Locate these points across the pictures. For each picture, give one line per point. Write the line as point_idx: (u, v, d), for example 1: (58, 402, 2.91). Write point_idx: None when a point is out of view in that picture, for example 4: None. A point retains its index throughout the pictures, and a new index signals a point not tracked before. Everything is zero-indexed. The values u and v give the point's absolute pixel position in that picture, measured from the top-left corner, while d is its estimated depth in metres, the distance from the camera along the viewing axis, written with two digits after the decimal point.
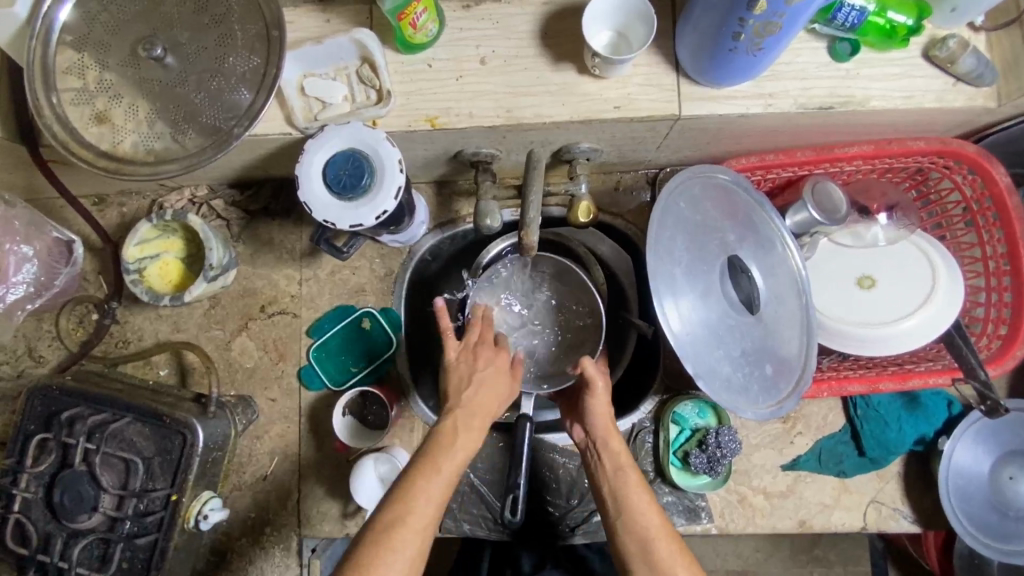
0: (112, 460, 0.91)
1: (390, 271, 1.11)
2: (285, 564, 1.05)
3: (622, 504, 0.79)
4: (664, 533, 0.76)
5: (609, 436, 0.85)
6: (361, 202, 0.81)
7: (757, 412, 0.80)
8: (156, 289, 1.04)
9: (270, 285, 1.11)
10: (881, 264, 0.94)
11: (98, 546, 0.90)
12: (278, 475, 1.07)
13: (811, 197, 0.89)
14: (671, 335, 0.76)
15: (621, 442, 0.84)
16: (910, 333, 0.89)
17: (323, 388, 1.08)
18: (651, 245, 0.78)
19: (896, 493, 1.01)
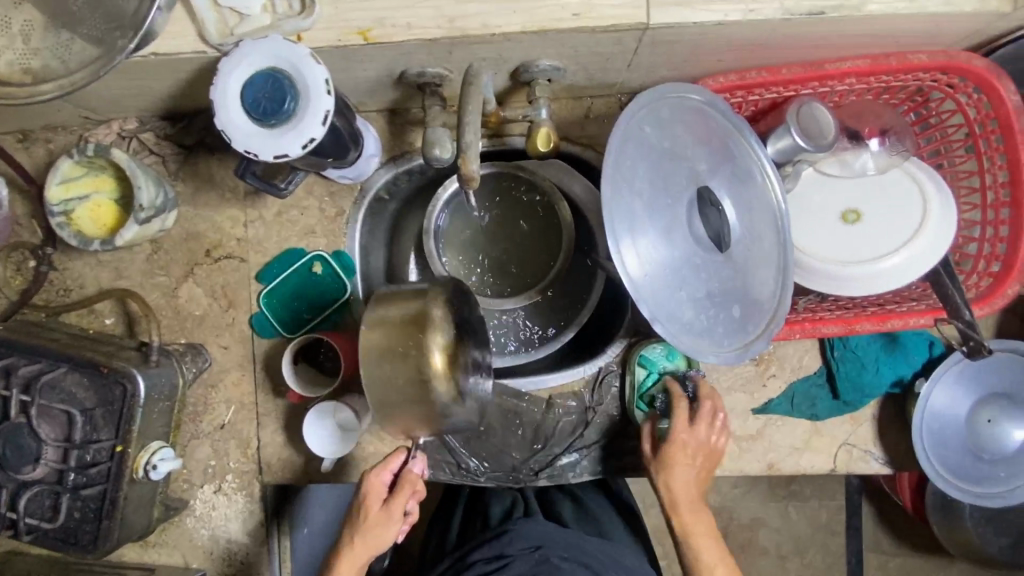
0: (53, 412, 0.88)
1: (341, 211, 1.03)
2: (250, 509, 1.05)
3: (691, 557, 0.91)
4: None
5: (676, 505, 0.91)
6: (284, 129, 0.72)
7: (721, 356, 0.74)
8: (87, 233, 0.96)
9: (214, 228, 1.04)
10: (868, 196, 0.87)
11: (47, 497, 0.89)
12: (236, 423, 1.04)
13: (795, 122, 0.80)
14: (629, 281, 0.68)
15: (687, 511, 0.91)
16: (894, 271, 0.82)
17: (276, 335, 1.03)
18: (609, 175, 0.67)
19: (868, 435, 0.98)
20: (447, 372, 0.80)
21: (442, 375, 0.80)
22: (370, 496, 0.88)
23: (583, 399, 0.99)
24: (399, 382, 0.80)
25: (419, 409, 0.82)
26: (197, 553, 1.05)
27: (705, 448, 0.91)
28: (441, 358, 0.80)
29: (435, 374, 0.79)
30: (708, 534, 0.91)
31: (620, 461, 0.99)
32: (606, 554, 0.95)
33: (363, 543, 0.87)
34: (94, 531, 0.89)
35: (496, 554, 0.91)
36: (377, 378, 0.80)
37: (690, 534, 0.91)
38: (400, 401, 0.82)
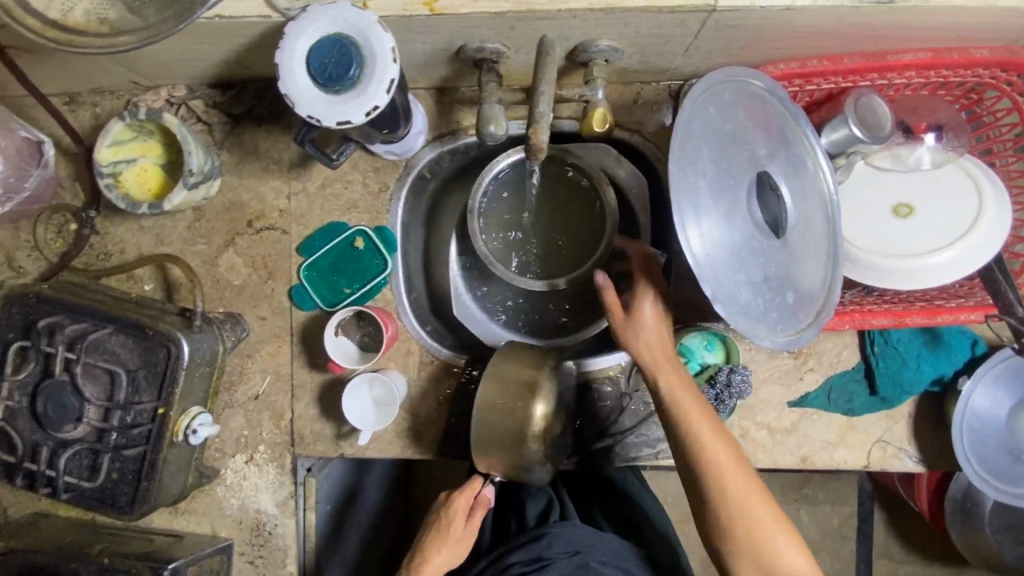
0: (96, 371, 0.88)
1: (384, 187, 1.03)
2: (279, 481, 1.05)
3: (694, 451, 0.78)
4: (753, 502, 0.77)
5: (696, 430, 0.78)
6: (349, 96, 0.72)
7: (775, 341, 0.73)
8: (133, 196, 0.96)
9: (257, 198, 1.04)
10: (920, 192, 0.87)
11: (87, 456, 0.89)
12: (270, 394, 1.04)
13: (853, 112, 0.80)
14: (692, 258, 0.68)
15: (708, 428, 0.78)
16: (945, 266, 0.82)
17: (315, 307, 1.03)
18: (675, 151, 0.68)
19: (903, 433, 0.98)
20: (543, 432, 0.87)
21: (537, 431, 0.86)
22: (457, 516, 0.89)
23: (619, 384, 1.00)
24: (502, 429, 0.87)
25: (501, 457, 0.88)
26: (225, 522, 1.05)
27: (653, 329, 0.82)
28: (542, 421, 0.86)
29: (533, 432, 0.86)
30: (718, 435, 0.79)
31: (656, 450, 0.97)
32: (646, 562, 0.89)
33: (445, 559, 0.87)
34: (131, 491, 0.89)
35: (535, 557, 0.84)
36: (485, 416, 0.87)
37: (693, 441, 0.78)
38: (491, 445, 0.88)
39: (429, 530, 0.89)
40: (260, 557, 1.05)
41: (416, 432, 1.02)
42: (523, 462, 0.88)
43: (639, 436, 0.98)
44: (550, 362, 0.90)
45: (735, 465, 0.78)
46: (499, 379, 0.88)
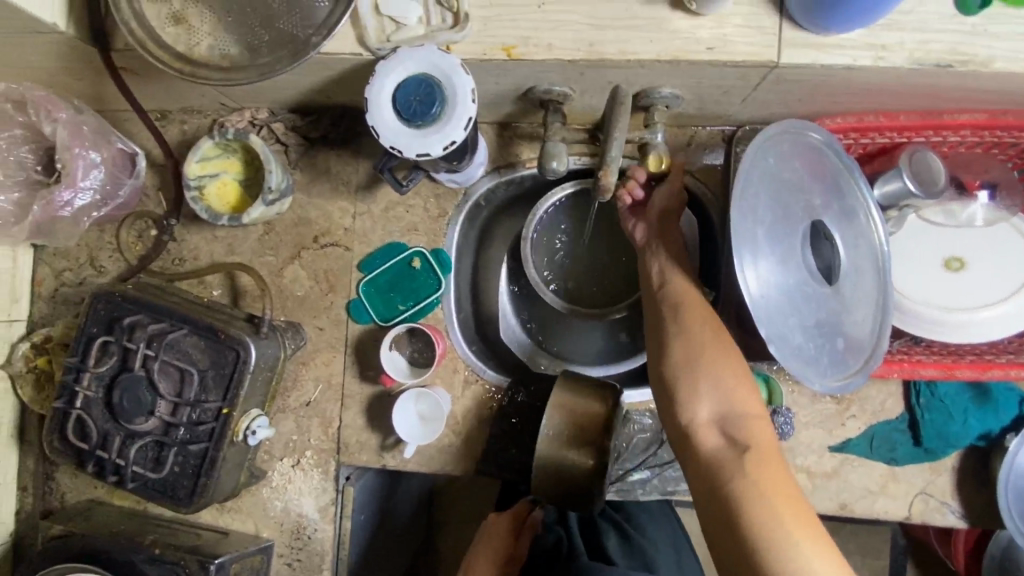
0: (169, 369, 0.94)
1: (443, 212, 1.08)
2: (322, 487, 1.09)
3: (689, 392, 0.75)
4: (785, 508, 0.64)
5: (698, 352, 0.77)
6: (430, 130, 0.78)
7: (825, 385, 0.74)
8: (214, 208, 1.04)
9: (324, 216, 1.11)
10: (972, 247, 0.88)
11: (152, 449, 0.95)
12: (321, 402, 1.09)
13: (907, 166, 0.83)
14: (747, 301, 0.71)
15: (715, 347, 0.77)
16: (991, 323, 0.83)
17: (370, 322, 1.08)
18: (735, 197, 0.72)
19: (947, 487, 0.97)
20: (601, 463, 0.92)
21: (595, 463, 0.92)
22: (503, 537, 1.00)
23: (659, 416, 1.01)
24: (563, 460, 0.92)
25: (557, 486, 0.93)
26: (268, 522, 1.10)
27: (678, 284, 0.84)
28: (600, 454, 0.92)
29: (593, 463, 0.92)
30: (759, 419, 0.73)
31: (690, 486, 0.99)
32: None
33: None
34: (190, 485, 0.94)
35: None
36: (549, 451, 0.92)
37: (721, 385, 0.75)
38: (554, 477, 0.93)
39: (474, 549, 0.99)
40: (298, 560, 1.09)
41: (457, 449, 1.05)
42: (582, 493, 0.93)
43: (675, 470, 0.99)
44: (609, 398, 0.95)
45: (768, 435, 0.72)
46: (561, 414, 0.93)
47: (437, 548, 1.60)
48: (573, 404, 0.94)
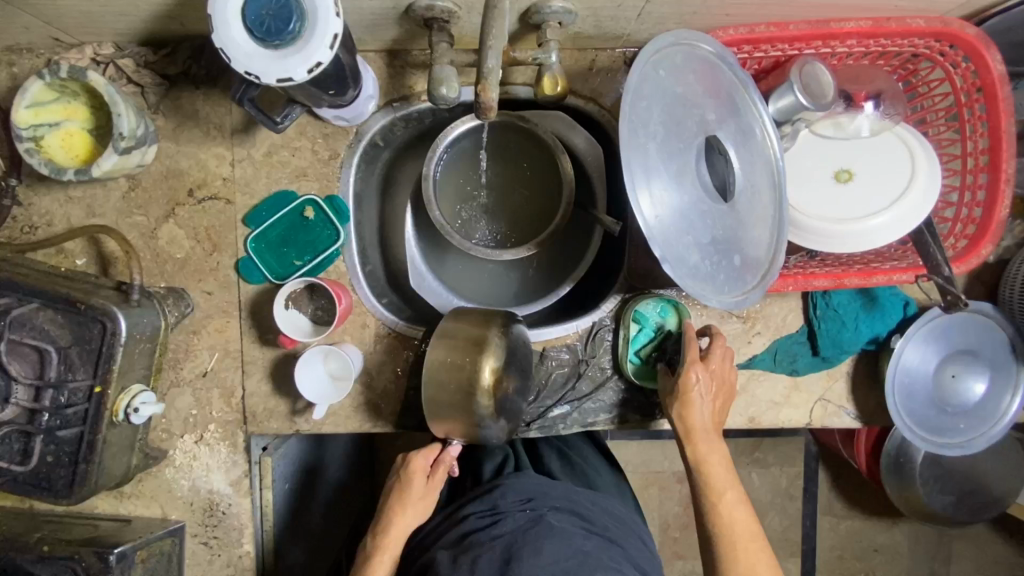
0: (23, 349, 0.83)
1: (335, 155, 0.99)
2: (232, 460, 1.02)
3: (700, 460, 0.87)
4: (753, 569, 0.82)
5: (704, 453, 0.87)
6: (290, 52, 0.68)
7: (722, 302, 0.75)
8: (58, 163, 0.90)
9: (198, 166, 0.99)
10: (861, 158, 0.90)
11: (18, 440, 0.84)
12: (220, 371, 1.01)
13: (798, 79, 0.82)
14: (644, 223, 0.69)
15: (717, 469, 0.86)
16: (879, 230, 0.85)
17: (264, 281, 0.99)
18: (625, 113, 0.69)
19: (842, 391, 1.03)
20: (493, 388, 0.84)
21: (485, 388, 0.84)
22: (415, 476, 0.89)
23: (576, 351, 1.01)
24: (451, 391, 0.85)
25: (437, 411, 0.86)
26: (176, 504, 1.02)
27: (716, 387, 0.89)
28: (491, 378, 0.84)
29: (483, 389, 0.84)
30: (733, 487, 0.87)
31: (611, 415, 1.00)
32: (600, 507, 0.88)
33: (409, 518, 0.88)
34: (68, 475, 0.85)
35: (489, 508, 0.84)
36: (433, 382, 0.85)
37: (720, 463, 0.87)
38: (445, 409, 0.86)
39: (391, 491, 0.90)
40: (214, 538, 1.03)
41: (374, 405, 1.00)
42: (476, 420, 0.86)
43: (596, 402, 1.00)
44: (496, 322, 0.88)
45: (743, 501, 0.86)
46: (446, 344, 0.86)
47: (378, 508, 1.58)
48: (456, 332, 0.87)
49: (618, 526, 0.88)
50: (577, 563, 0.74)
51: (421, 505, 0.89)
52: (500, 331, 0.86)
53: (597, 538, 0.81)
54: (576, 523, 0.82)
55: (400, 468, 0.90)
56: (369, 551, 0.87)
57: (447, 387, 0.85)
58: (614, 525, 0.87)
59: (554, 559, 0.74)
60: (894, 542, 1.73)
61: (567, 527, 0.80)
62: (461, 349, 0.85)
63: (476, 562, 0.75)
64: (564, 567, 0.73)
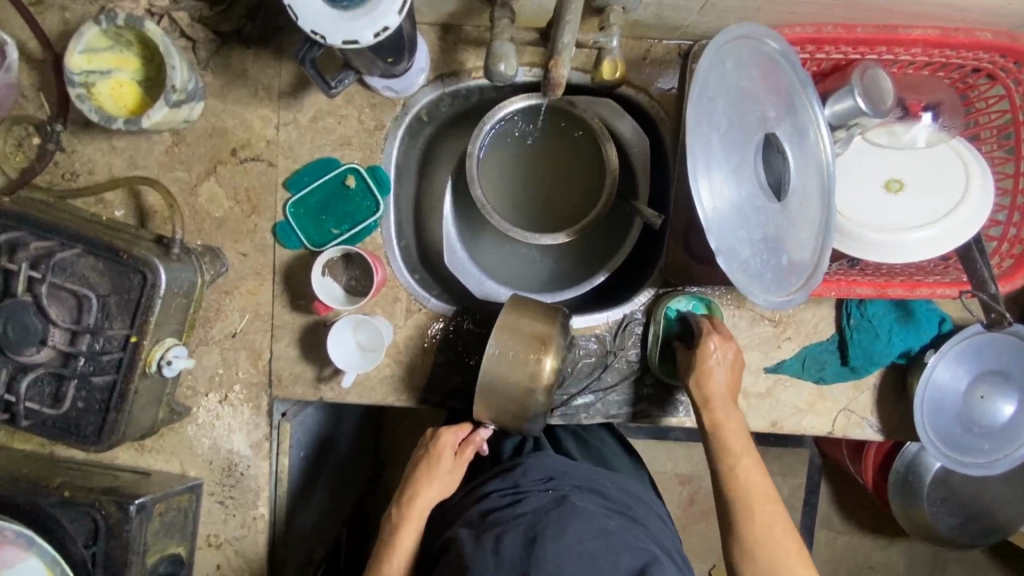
0: (62, 294, 0.83)
1: (380, 125, 0.99)
2: (254, 422, 1.02)
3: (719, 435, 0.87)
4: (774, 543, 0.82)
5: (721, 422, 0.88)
6: (357, 14, 0.68)
7: (767, 300, 0.74)
8: (107, 111, 0.90)
9: (243, 126, 0.99)
10: (911, 169, 0.89)
11: (49, 383, 0.85)
12: (248, 333, 1.01)
13: (859, 83, 0.81)
14: (701, 212, 0.69)
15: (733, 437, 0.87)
16: (928, 242, 0.84)
17: (301, 247, 0.99)
18: (691, 101, 0.70)
19: (867, 403, 1.02)
20: (552, 384, 0.86)
21: (546, 384, 0.85)
22: (443, 452, 0.89)
23: (605, 341, 1.00)
24: (510, 381, 0.85)
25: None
26: (195, 461, 1.02)
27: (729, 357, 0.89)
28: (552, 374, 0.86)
29: (544, 384, 0.85)
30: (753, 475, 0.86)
31: (634, 408, 0.99)
32: (619, 487, 0.89)
33: (434, 492, 0.88)
34: (98, 422, 0.85)
35: (512, 486, 0.83)
36: (491, 376, 0.85)
37: (731, 431, 0.87)
38: (496, 402, 0.86)
39: (417, 466, 0.90)
40: (230, 497, 1.03)
41: (398, 380, 1.00)
42: (528, 413, 0.86)
43: (620, 393, 0.99)
44: (560, 319, 0.88)
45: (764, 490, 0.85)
46: (507, 338, 0.85)
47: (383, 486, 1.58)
48: (517, 327, 0.86)
49: (638, 505, 0.88)
50: (602, 543, 0.73)
51: (448, 480, 0.89)
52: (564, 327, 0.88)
53: (619, 517, 0.80)
54: (599, 502, 0.82)
55: (429, 442, 0.91)
56: (395, 521, 0.87)
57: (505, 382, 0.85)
58: (634, 503, 0.87)
59: (579, 538, 0.72)
60: (892, 562, 1.73)
61: (591, 507, 0.78)
62: (520, 345, 0.85)
63: (500, 539, 0.74)
64: (589, 545, 0.72)
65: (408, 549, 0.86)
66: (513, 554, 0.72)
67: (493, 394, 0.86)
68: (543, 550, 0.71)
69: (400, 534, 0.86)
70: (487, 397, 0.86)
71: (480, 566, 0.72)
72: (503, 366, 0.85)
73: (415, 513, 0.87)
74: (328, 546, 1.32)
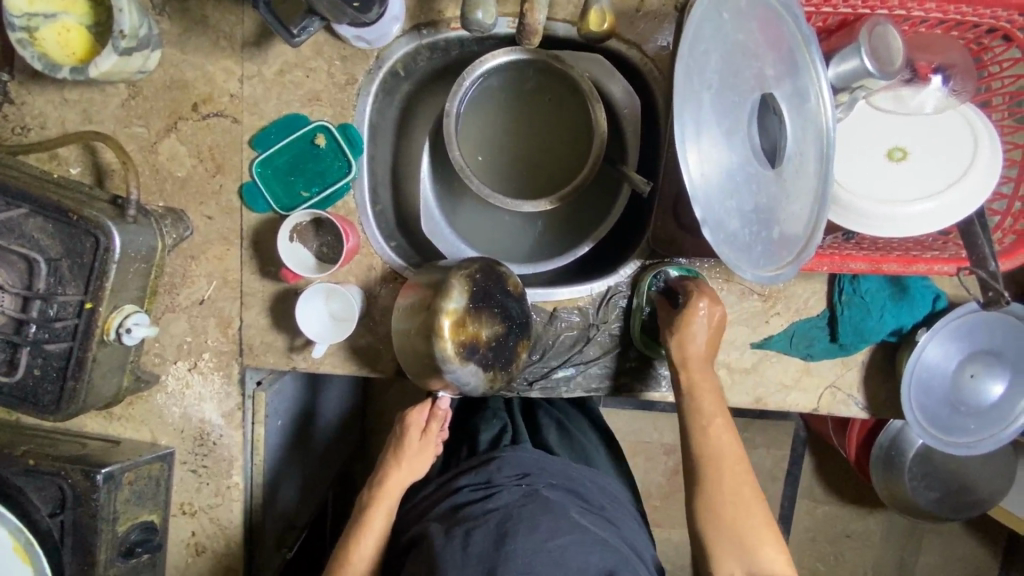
0: (10, 257, 0.79)
1: (352, 80, 0.92)
2: (226, 391, 0.99)
3: (712, 422, 0.84)
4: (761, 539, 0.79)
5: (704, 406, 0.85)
6: None
7: (756, 275, 0.70)
8: (53, 58, 0.83)
9: (204, 78, 0.92)
10: (916, 137, 0.84)
11: (4, 350, 0.81)
12: (217, 300, 0.97)
13: (867, 41, 0.74)
14: (687, 177, 0.64)
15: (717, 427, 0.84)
16: (928, 215, 0.80)
17: (268, 210, 0.94)
18: (681, 54, 0.64)
19: (854, 380, 1.00)
20: (446, 329, 0.80)
21: (440, 328, 0.80)
22: (411, 430, 0.87)
23: (587, 315, 0.96)
24: (413, 336, 0.82)
25: (427, 372, 0.83)
26: (166, 430, 0.99)
27: (715, 319, 0.86)
28: (449, 324, 0.80)
29: (441, 335, 0.80)
30: (736, 460, 0.83)
31: (613, 383, 0.96)
32: (595, 485, 0.87)
33: (405, 473, 0.86)
34: (55, 391, 0.82)
35: (484, 481, 0.81)
36: (403, 332, 0.84)
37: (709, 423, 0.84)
38: (414, 358, 0.83)
39: (388, 446, 0.88)
40: (203, 467, 1.01)
41: (371, 352, 0.96)
42: (437, 366, 0.81)
43: (600, 368, 0.96)
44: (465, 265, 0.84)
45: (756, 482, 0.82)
46: (411, 293, 0.85)
47: (370, 452, 1.57)
48: (419, 281, 0.85)
49: (612, 506, 0.85)
50: (574, 540, 0.71)
51: (420, 459, 0.87)
52: (459, 278, 0.81)
53: (592, 516, 0.78)
54: (573, 500, 0.80)
55: (399, 420, 0.89)
56: (367, 501, 0.86)
57: (412, 331, 0.83)
58: (609, 503, 0.86)
59: (550, 535, 0.71)
60: (870, 531, 1.76)
61: (565, 505, 0.76)
62: (419, 294, 0.83)
63: (470, 534, 0.72)
64: (559, 542, 0.70)
65: (380, 530, 0.84)
66: (482, 549, 0.70)
67: (406, 351, 0.85)
68: (512, 547, 0.69)
69: (372, 515, 0.84)
70: (407, 357, 0.85)
71: (448, 560, 0.70)
72: (407, 315, 0.84)
73: (387, 493, 0.85)
74: (311, 512, 1.32)
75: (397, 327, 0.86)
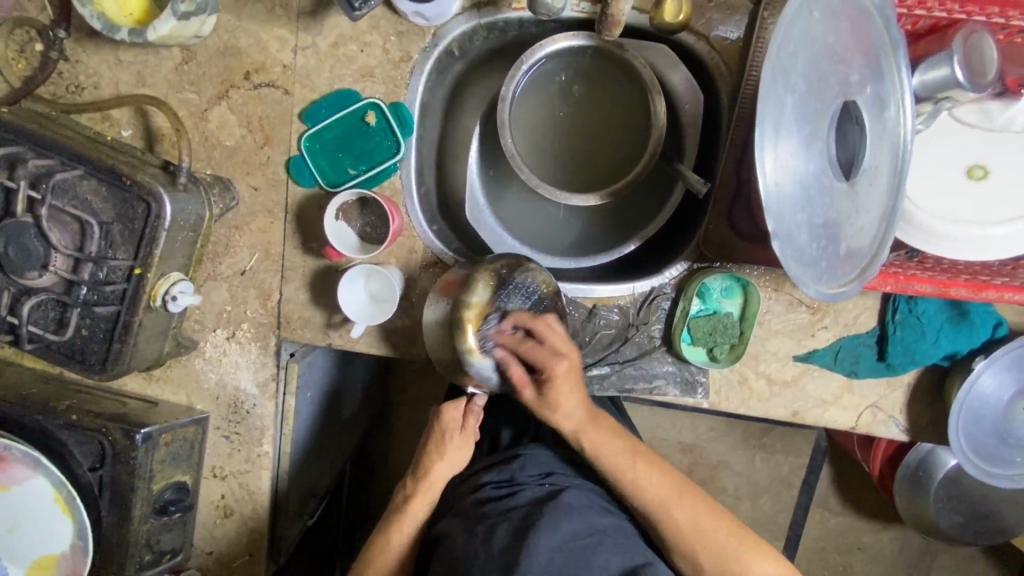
0: (64, 217, 0.80)
1: (406, 57, 0.90)
2: (261, 361, 0.99)
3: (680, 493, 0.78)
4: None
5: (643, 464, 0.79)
6: None
7: (819, 292, 0.67)
8: (112, 18, 0.82)
9: (258, 46, 0.91)
10: (999, 154, 0.80)
11: (53, 308, 0.83)
12: (258, 272, 0.97)
13: (961, 49, 0.69)
14: (762, 184, 0.61)
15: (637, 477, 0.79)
16: (999, 240, 0.76)
17: (314, 185, 0.93)
18: (771, 55, 0.60)
19: (898, 401, 0.96)
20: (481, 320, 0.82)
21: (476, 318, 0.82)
22: (448, 427, 0.86)
23: (628, 314, 0.95)
24: (447, 328, 0.83)
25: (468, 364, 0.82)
26: (201, 395, 1.01)
27: None
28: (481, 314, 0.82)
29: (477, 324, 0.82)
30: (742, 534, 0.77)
31: (649, 385, 0.94)
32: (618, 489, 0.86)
33: (446, 468, 0.86)
34: (101, 352, 0.84)
35: (507, 479, 0.81)
36: (436, 325, 0.85)
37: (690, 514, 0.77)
38: (447, 350, 0.85)
39: (426, 438, 0.88)
40: (235, 433, 1.02)
41: (406, 335, 0.95)
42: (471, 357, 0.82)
43: (637, 369, 0.95)
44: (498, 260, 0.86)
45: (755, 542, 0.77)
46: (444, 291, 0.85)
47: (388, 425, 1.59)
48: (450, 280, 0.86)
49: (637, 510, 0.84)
50: (594, 540, 0.71)
51: (457, 456, 0.87)
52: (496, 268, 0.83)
53: (614, 516, 0.77)
54: (594, 498, 0.79)
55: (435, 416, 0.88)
56: (407, 493, 0.87)
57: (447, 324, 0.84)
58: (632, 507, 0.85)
59: (571, 535, 0.70)
60: (882, 545, 1.73)
61: (585, 504, 0.76)
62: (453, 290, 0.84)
63: (492, 532, 0.72)
64: (581, 542, 0.70)
65: (419, 522, 0.85)
66: (502, 545, 0.70)
67: (438, 345, 0.85)
68: (534, 539, 0.68)
69: (412, 507, 0.85)
70: (440, 351, 0.85)
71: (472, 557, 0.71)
72: (442, 312, 0.84)
73: (428, 487, 0.86)
74: (331, 480, 1.34)
75: (432, 322, 0.86)
